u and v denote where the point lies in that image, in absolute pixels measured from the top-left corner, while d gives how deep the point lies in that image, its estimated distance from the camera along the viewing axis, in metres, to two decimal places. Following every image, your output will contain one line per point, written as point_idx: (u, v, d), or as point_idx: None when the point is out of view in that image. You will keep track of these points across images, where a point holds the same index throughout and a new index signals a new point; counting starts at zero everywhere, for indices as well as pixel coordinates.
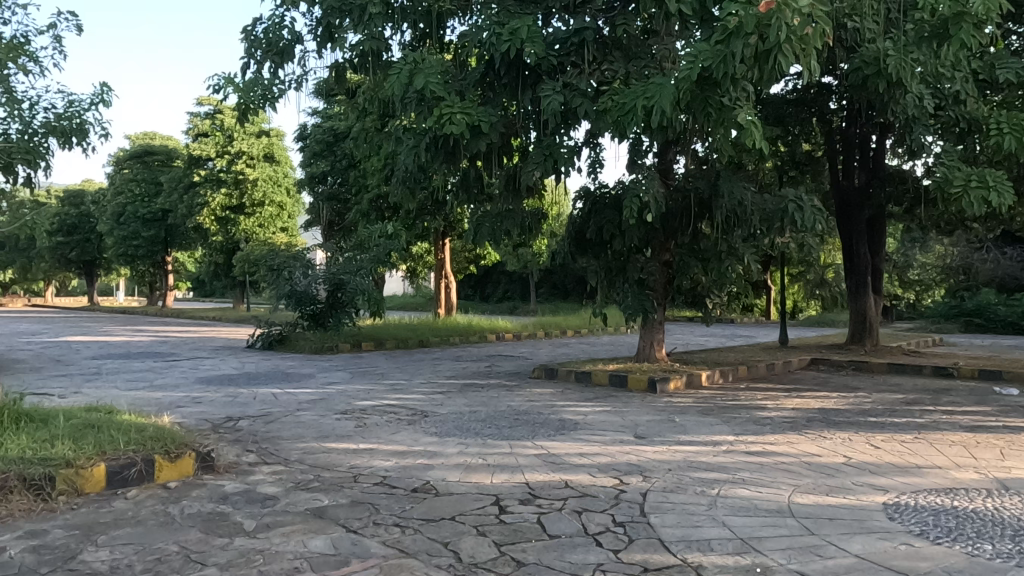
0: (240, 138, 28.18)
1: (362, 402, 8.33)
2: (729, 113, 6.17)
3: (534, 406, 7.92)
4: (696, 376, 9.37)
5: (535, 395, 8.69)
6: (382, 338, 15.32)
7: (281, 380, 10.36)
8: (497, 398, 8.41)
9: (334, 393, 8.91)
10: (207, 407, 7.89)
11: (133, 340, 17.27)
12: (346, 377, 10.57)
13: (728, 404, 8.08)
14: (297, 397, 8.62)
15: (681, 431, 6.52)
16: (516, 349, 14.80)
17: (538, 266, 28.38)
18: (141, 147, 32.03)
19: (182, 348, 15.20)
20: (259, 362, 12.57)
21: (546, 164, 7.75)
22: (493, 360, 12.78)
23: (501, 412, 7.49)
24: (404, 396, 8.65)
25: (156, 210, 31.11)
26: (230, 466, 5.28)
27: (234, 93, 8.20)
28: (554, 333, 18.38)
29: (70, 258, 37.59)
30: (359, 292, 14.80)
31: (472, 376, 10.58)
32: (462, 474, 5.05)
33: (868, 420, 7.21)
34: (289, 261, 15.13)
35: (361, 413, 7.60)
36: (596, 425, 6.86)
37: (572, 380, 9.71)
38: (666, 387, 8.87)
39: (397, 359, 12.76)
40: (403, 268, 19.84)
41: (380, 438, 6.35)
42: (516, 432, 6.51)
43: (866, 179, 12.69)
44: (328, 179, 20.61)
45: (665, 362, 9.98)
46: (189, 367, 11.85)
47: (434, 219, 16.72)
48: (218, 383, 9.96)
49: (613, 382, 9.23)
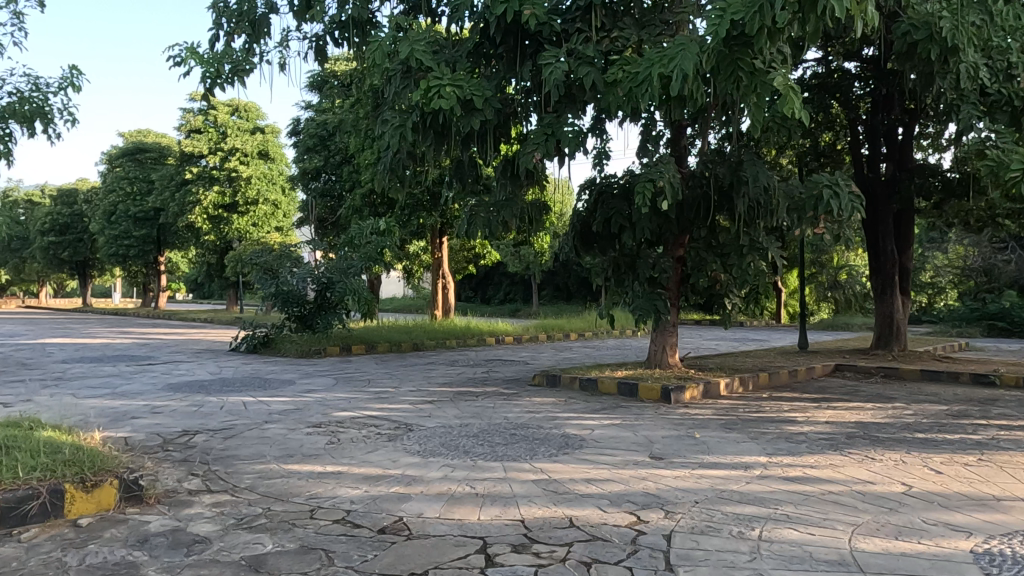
0: (234, 135, 27.39)
1: (341, 412, 7.44)
2: (764, 78, 5.25)
3: (534, 418, 7.00)
4: (714, 386, 8.45)
5: (536, 405, 7.78)
6: (374, 341, 14.43)
7: (259, 386, 9.46)
8: (493, 409, 7.49)
9: (312, 402, 8.00)
10: (164, 419, 6.99)
11: (112, 343, 16.40)
12: (330, 383, 9.67)
13: (753, 417, 7.16)
14: (271, 406, 7.73)
15: (703, 451, 5.60)
16: (516, 354, 13.88)
17: (541, 267, 27.49)
18: (133, 144, 31.21)
19: (162, 351, 14.34)
20: (239, 366, 11.68)
21: (548, 145, 6.82)
22: (492, 365, 11.86)
23: (496, 426, 6.57)
24: (389, 406, 7.73)
25: (148, 209, 30.29)
26: (165, 495, 4.39)
27: (198, 66, 7.33)
28: (557, 336, 17.44)
29: (62, 258, 36.78)
30: (349, 292, 13.87)
31: (467, 382, 9.67)
32: (443, 508, 4.14)
33: (917, 436, 6.28)
34: (278, 260, 14.24)
35: (338, 426, 6.68)
36: (605, 442, 5.94)
37: (577, 388, 8.79)
38: (681, 397, 7.96)
39: (388, 364, 11.83)
40: (399, 267, 18.96)
41: (354, 457, 5.44)
42: (511, 451, 5.59)
43: (894, 170, 11.76)
44: (322, 175, 19.74)
45: (679, 368, 9.06)
46: (162, 372, 10.95)
47: (430, 215, 15.81)
48: (188, 390, 9.06)
49: (623, 392, 8.31)
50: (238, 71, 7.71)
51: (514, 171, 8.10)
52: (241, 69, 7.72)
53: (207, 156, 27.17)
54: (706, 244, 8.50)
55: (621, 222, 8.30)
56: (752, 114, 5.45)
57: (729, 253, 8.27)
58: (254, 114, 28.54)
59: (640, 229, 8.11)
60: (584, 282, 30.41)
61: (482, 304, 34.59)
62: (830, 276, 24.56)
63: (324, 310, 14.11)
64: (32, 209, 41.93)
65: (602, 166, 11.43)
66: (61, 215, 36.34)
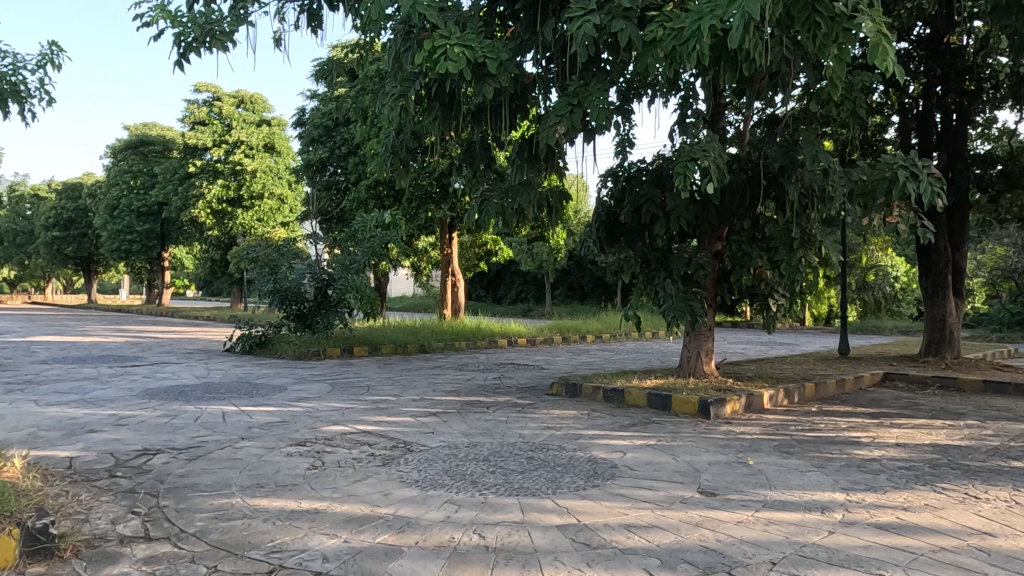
0: (240, 127, 26.66)
1: (331, 426, 6.47)
2: (848, 21, 4.26)
3: (554, 437, 6.00)
4: (757, 399, 7.45)
5: (555, 420, 6.78)
6: (378, 342, 13.46)
7: (246, 392, 8.48)
8: (506, 424, 6.49)
9: (301, 413, 7.03)
10: (126, 434, 6.03)
11: (103, 342, 15.51)
12: (325, 390, 8.69)
13: (809, 438, 6.14)
14: (252, 419, 6.75)
15: (764, 485, 4.59)
16: (530, 357, 12.89)
17: (554, 266, 26.55)
18: (137, 137, 30.52)
19: (152, 351, 13.44)
20: (230, 369, 10.74)
21: (574, 116, 5.80)
22: (503, 370, 10.86)
23: (510, 446, 5.57)
24: (386, 419, 6.75)
25: (152, 203, 29.52)
26: (89, 544, 3.44)
27: (169, 27, 6.38)
28: (573, 338, 16.42)
29: (66, 254, 36.07)
30: (350, 290, 12.86)
31: (477, 390, 8.67)
32: (443, 570, 3.16)
33: (1014, 465, 5.23)
34: (276, 255, 13.38)
35: (324, 445, 5.69)
36: (642, 470, 4.93)
37: (601, 399, 7.79)
38: (722, 411, 6.95)
39: (390, 368, 10.86)
40: (406, 264, 18.02)
41: (338, 487, 4.47)
42: (529, 482, 4.59)
43: (948, 159, 10.63)
44: (328, 167, 18.85)
45: (715, 378, 8.05)
46: (144, 375, 10.01)
47: (439, 208, 14.82)
48: (164, 397, 8.10)
49: (654, 405, 7.32)
50: (217, 35, 6.74)
51: (532, 151, 7.00)
52: (218, 33, 6.74)
53: (211, 150, 26.37)
54: (751, 236, 7.50)
55: (654, 211, 7.28)
56: (831, 69, 4.55)
57: (778, 247, 7.23)
58: (260, 107, 27.81)
59: (676, 218, 7.12)
60: (599, 282, 29.38)
61: (494, 304, 33.59)
62: (858, 277, 23.43)
63: (324, 309, 13.15)
64: (36, 204, 41.26)
65: (624, 154, 10.43)
66: (64, 210, 35.60)
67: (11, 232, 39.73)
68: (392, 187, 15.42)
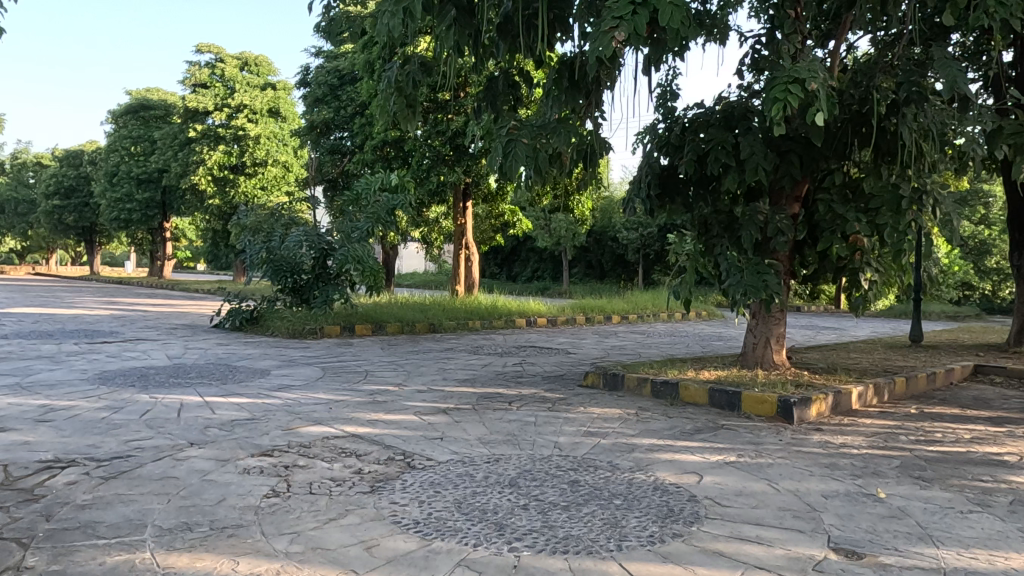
0: (243, 90, 25.28)
1: (312, 426, 5.05)
2: None
3: (601, 449, 4.55)
4: (844, 397, 6.01)
5: (598, 423, 5.33)
6: (382, 320, 12.05)
7: (220, 377, 7.08)
8: (536, 429, 5.05)
9: (278, 407, 5.61)
10: (43, 435, 4.63)
11: (84, 315, 14.18)
12: (315, 376, 7.28)
13: (937, 454, 4.65)
14: (214, 415, 5.34)
15: (924, 539, 3.13)
16: (552, 340, 11.43)
17: (573, 241, 25.01)
18: (138, 101, 29.11)
19: (132, 326, 12.06)
20: (211, 348, 9.34)
21: (637, 19, 4.27)
22: (525, 354, 9.41)
23: (545, 465, 4.13)
24: (384, 418, 5.33)
25: (152, 170, 28.20)
26: None
27: None
28: (597, 318, 14.97)
29: (67, 223, 34.78)
30: (351, 260, 11.42)
31: (497, 379, 7.23)
32: None
33: None
34: (269, 220, 12.04)
35: (297, 457, 4.27)
36: (737, 509, 3.48)
37: (648, 394, 6.35)
38: (806, 415, 5.52)
39: (395, 350, 9.44)
40: (415, 235, 16.59)
41: (300, 532, 3.05)
42: (579, 528, 3.15)
43: None
44: (333, 129, 17.41)
45: (786, 369, 6.61)
46: (109, 353, 8.62)
47: (453, 171, 13.27)
48: (119, 382, 6.70)
49: (718, 404, 5.88)
50: None
51: (572, 79, 5.57)
52: None
53: (213, 113, 24.95)
54: (843, 194, 5.99)
55: (724, 159, 5.77)
56: None
57: (881, 207, 5.66)
58: (265, 69, 26.56)
59: (752, 168, 5.61)
60: (620, 260, 27.84)
61: (508, 282, 32.16)
62: None
63: (323, 281, 11.75)
64: (39, 171, 40.07)
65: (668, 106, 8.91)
66: (66, 178, 34.29)
67: (13, 200, 38.62)
68: (401, 148, 13.96)
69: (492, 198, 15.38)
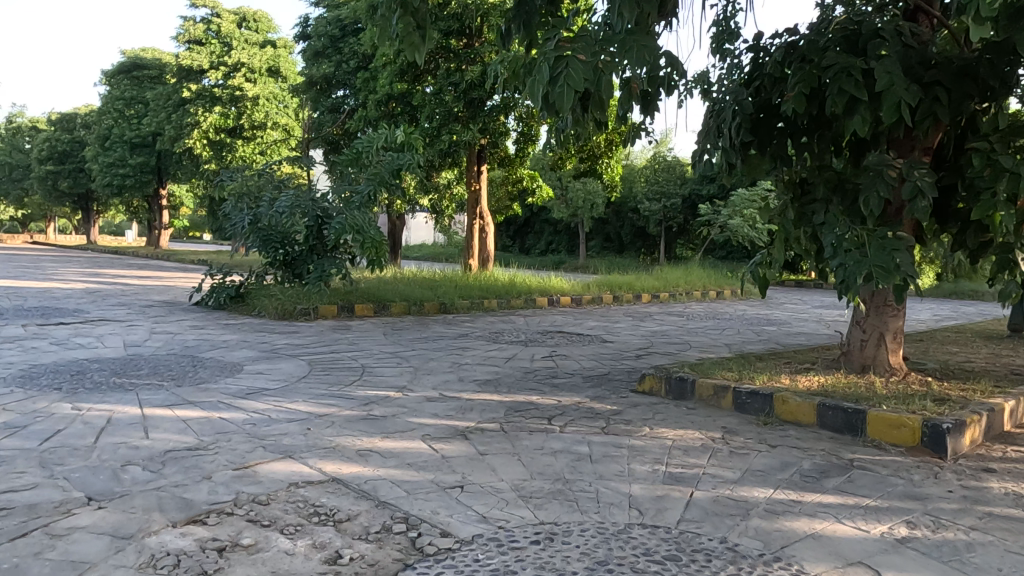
0: (241, 48, 23.58)
1: (276, 462, 3.56)
2: None
3: (703, 513, 3.04)
4: (997, 416, 4.48)
5: (679, 457, 3.82)
6: (385, 298, 10.56)
7: (177, 375, 5.59)
8: (595, 470, 3.55)
9: (238, 429, 4.12)
10: None
11: (55, 289, 12.74)
12: (297, 374, 5.78)
13: None
14: (145, 441, 3.85)
15: None
16: (581, 323, 9.91)
17: (592, 213, 23.40)
18: (131, 59, 27.55)
19: (103, 303, 10.62)
20: (182, 332, 7.87)
21: None
22: (555, 343, 7.91)
23: (628, 552, 2.62)
24: (381, 447, 3.84)
25: (146, 134, 26.64)
26: None
27: None
28: (625, 297, 13.44)
29: (61, 189, 33.24)
30: (349, 230, 9.77)
31: (527, 381, 5.72)
32: None
33: None
34: (258, 183, 10.57)
35: (242, 528, 2.79)
36: None
37: (728, 406, 4.85)
38: (960, 444, 4.02)
39: (399, 337, 7.96)
40: (423, 202, 15.05)
41: None
42: None
43: None
44: (334, 86, 15.81)
45: (904, 374, 5.10)
46: (55, 340, 7.15)
47: (467, 129, 11.62)
48: (44, 382, 5.22)
49: (831, 426, 4.38)
50: None
51: None
52: None
53: (208, 73, 23.32)
54: (1007, 142, 4.39)
55: (850, 91, 4.12)
56: None
57: None
58: (264, 26, 24.91)
59: (891, 103, 4.00)
60: (640, 232, 26.23)
61: (520, 255, 30.63)
62: None
63: (318, 254, 10.30)
64: (35, 135, 38.51)
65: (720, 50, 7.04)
66: (60, 142, 32.82)
67: (7, 165, 37.08)
68: (408, 103, 12.35)
69: (508, 162, 13.80)
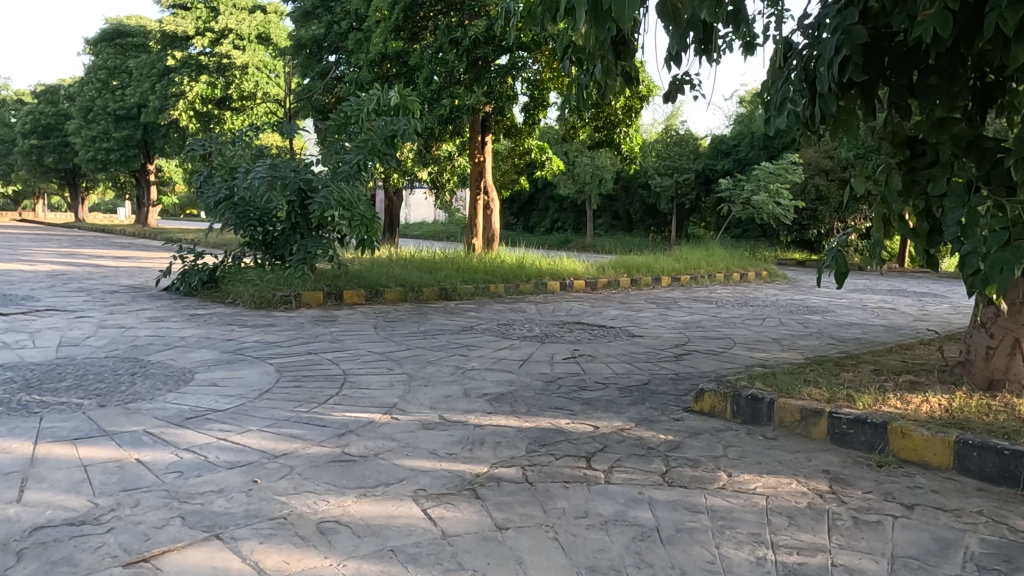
0: (228, 13, 22.03)
1: (191, 548, 2.36)
2: None
3: None
4: None
5: (786, 532, 2.63)
6: (379, 282, 9.38)
7: (104, 389, 4.39)
8: (673, 563, 2.35)
9: (155, 482, 2.92)
10: None
11: (15, 271, 11.52)
12: (262, 387, 4.58)
13: None
14: (10, 507, 2.64)
15: None
16: (600, 312, 8.71)
17: (601, 189, 22.11)
18: (114, 27, 26.10)
19: (60, 288, 9.41)
20: (136, 326, 6.68)
21: None
22: (575, 338, 6.71)
23: None
24: (356, 515, 2.66)
25: (130, 106, 25.25)
26: None
27: None
28: (644, 280, 12.24)
29: (46, 165, 31.87)
30: (336, 205, 8.49)
31: (550, 395, 4.51)
32: None
33: None
34: (234, 152, 9.31)
35: None
36: None
37: (823, 436, 3.67)
38: None
39: (392, 332, 6.76)
40: (422, 176, 13.78)
41: None
42: None
43: None
44: (325, 49, 14.46)
45: None
46: None
47: (470, 94, 10.37)
48: None
49: (975, 471, 3.19)
50: None
51: None
52: None
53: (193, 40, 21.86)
54: None
55: None
56: None
57: None
58: None
59: None
60: (650, 210, 24.94)
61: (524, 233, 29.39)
62: None
63: (302, 234, 9.04)
64: (20, 108, 36.95)
65: None
66: (43, 115, 31.41)
67: None
68: (405, 64, 11.10)
69: (516, 132, 12.52)
